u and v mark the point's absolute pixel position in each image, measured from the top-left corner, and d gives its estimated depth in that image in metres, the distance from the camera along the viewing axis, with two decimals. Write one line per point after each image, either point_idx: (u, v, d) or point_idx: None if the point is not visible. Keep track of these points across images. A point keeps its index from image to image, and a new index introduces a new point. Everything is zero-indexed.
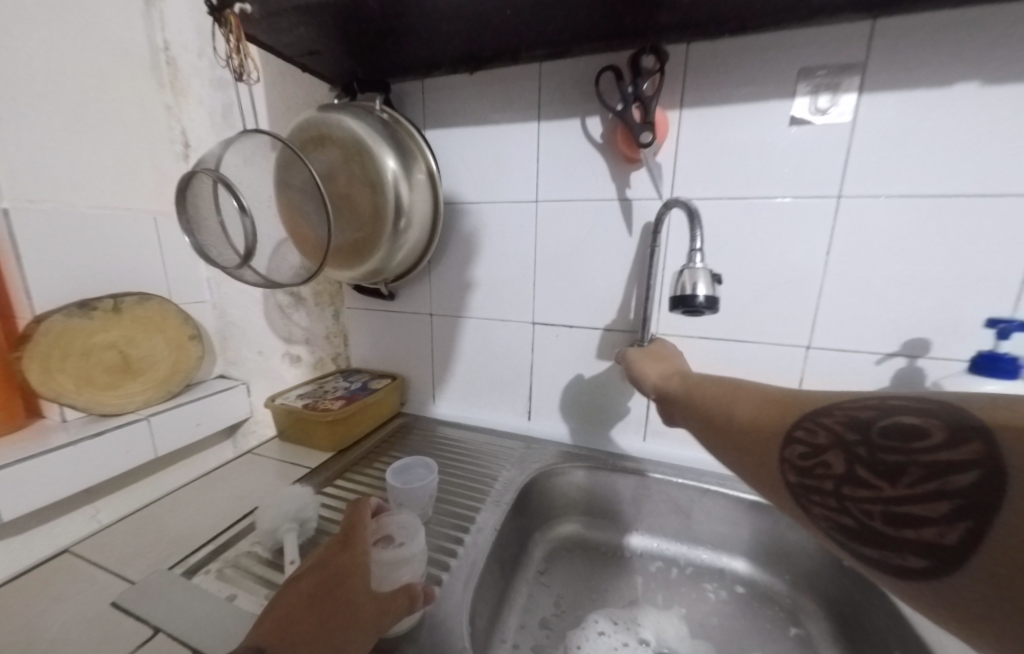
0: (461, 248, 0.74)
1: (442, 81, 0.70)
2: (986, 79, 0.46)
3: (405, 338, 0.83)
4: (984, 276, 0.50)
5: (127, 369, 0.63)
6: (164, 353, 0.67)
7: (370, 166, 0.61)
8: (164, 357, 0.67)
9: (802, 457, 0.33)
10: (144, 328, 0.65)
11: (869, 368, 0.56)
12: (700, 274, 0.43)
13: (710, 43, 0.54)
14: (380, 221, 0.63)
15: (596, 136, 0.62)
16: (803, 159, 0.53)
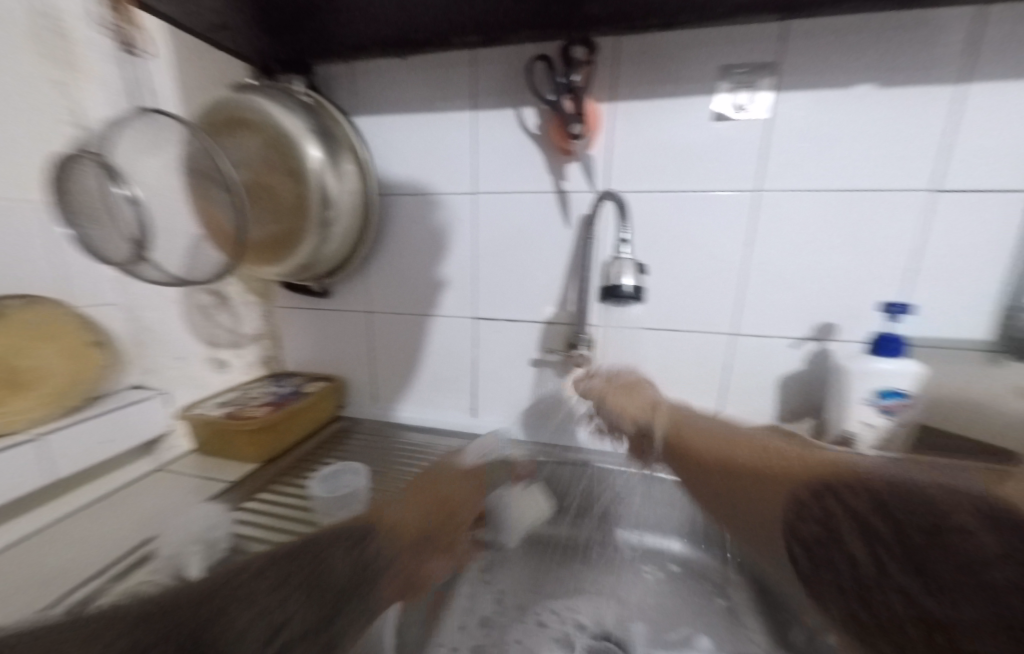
0: (396, 242, 0.71)
1: (370, 64, 0.66)
2: (877, 83, 0.50)
3: (342, 337, 0.79)
4: (880, 265, 0.54)
5: (7, 386, 0.46)
6: (60, 366, 0.49)
7: (290, 154, 0.57)
8: (61, 370, 0.49)
9: (809, 534, 0.41)
10: (30, 336, 0.47)
11: (786, 351, 0.60)
12: (627, 265, 0.44)
13: (639, 37, 0.55)
14: (304, 213, 0.59)
15: (531, 127, 0.61)
16: (725, 154, 0.55)
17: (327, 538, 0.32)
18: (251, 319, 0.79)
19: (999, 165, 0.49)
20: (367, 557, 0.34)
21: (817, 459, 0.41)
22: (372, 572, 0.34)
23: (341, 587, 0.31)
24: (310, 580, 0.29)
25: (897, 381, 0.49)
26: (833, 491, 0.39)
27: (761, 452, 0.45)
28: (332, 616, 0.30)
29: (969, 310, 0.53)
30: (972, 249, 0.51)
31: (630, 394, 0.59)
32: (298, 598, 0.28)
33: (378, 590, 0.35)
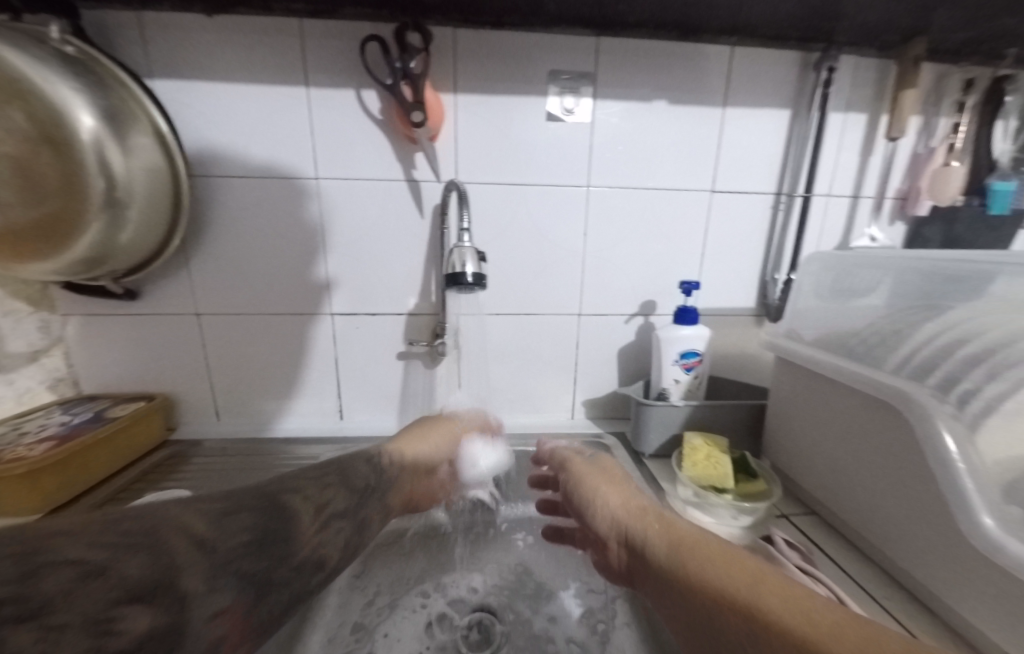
0: (225, 230, 0.61)
1: (166, 18, 0.55)
2: (670, 100, 0.61)
3: (162, 346, 0.66)
4: (682, 250, 0.67)
5: None
6: None
7: (45, 116, 0.45)
8: None
9: None
10: None
11: (621, 327, 0.69)
12: (467, 253, 0.47)
13: (475, 31, 0.56)
14: (78, 193, 0.47)
15: (374, 111, 0.58)
16: (560, 151, 0.61)
17: (270, 491, 0.33)
18: (19, 333, 0.62)
19: (750, 173, 0.64)
20: (296, 519, 0.31)
21: (808, 598, 0.29)
22: (300, 530, 0.31)
23: (271, 545, 0.29)
24: (273, 507, 0.31)
25: (694, 343, 0.62)
26: (799, 628, 0.27)
27: (752, 581, 0.31)
28: (266, 571, 0.28)
29: (742, 286, 0.69)
30: (738, 237, 0.67)
31: (614, 489, 0.47)
32: (235, 542, 0.26)
33: (311, 543, 0.32)
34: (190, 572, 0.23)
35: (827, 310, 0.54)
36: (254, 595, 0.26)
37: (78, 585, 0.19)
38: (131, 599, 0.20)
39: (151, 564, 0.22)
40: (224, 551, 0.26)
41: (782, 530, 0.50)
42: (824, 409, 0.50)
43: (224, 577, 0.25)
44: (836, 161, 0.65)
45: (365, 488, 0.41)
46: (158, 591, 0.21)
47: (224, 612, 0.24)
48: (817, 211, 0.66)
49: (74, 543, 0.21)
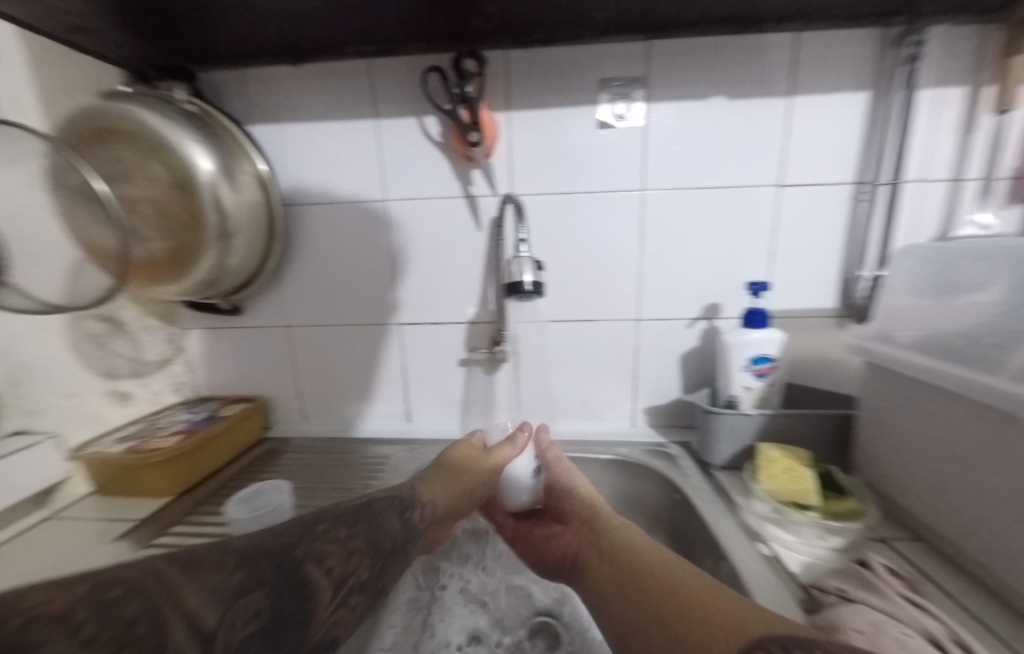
0: (309, 252, 0.69)
1: (263, 73, 0.64)
2: (728, 94, 0.58)
3: (260, 355, 0.76)
4: (748, 250, 0.63)
5: None
6: None
7: (175, 165, 0.54)
8: None
9: None
10: None
11: (683, 332, 0.67)
12: (525, 263, 0.49)
13: (526, 51, 0.59)
14: (198, 228, 0.56)
15: (435, 135, 0.63)
16: (613, 157, 0.61)
17: (290, 556, 0.32)
18: (153, 344, 0.73)
19: (825, 163, 0.59)
20: (312, 598, 0.32)
21: (707, 585, 0.34)
22: (316, 607, 0.32)
23: (281, 632, 0.29)
24: (290, 581, 0.31)
25: (766, 347, 0.58)
26: (691, 615, 0.32)
27: (670, 576, 0.36)
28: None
29: (821, 285, 0.63)
30: (813, 233, 0.62)
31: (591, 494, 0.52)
32: (243, 632, 0.27)
33: (323, 626, 0.32)
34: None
35: (925, 309, 0.48)
36: None
37: None
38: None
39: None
40: (233, 641, 0.26)
41: (879, 554, 0.45)
42: (927, 419, 0.44)
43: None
44: (931, 143, 0.58)
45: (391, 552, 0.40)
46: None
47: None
48: (908, 198, 0.59)
49: (59, 628, 0.21)
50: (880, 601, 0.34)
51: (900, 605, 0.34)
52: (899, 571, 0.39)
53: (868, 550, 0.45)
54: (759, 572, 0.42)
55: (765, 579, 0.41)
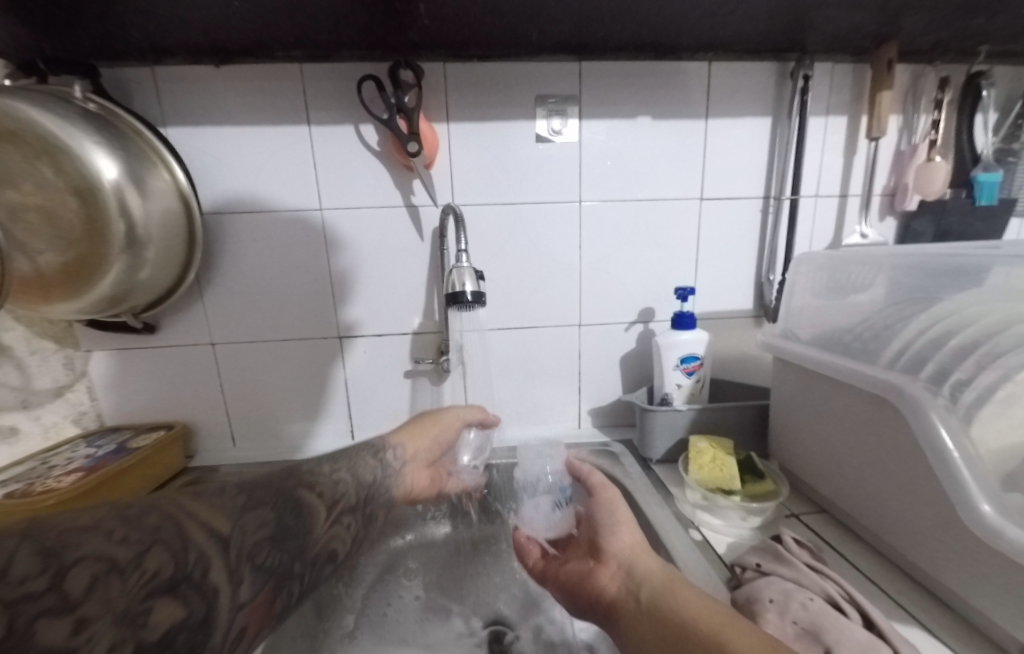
0: (236, 263, 0.65)
1: (178, 71, 0.59)
2: (654, 115, 0.63)
3: (179, 376, 0.69)
4: (676, 257, 0.68)
5: None
6: None
7: (70, 167, 0.48)
8: None
9: None
10: None
11: (622, 335, 0.71)
12: (466, 273, 0.50)
13: (463, 65, 0.60)
14: (99, 237, 0.50)
15: (372, 143, 0.62)
16: (551, 170, 0.64)
17: (284, 485, 0.33)
18: (47, 370, 0.64)
19: (737, 179, 0.66)
20: (309, 514, 0.33)
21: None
22: (313, 523, 0.32)
23: (287, 539, 0.30)
24: (288, 501, 0.32)
25: (694, 347, 0.63)
26: None
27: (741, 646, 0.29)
28: (283, 565, 0.29)
29: (738, 289, 0.70)
30: (730, 242, 0.68)
31: (419, 429, 0.55)
32: (256, 537, 0.28)
33: (322, 540, 0.33)
34: (216, 562, 0.25)
35: (820, 309, 0.55)
36: (270, 590, 0.27)
37: (101, 581, 0.20)
38: (162, 590, 0.22)
39: (178, 554, 0.24)
40: (247, 544, 0.27)
41: (792, 529, 0.50)
42: (825, 403, 0.50)
43: (243, 568, 0.26)
44: (821, 163, 0.66)
45: (373, 485, 0.42)
46: (198, 580, 0.24)
47: (246, 606, 0.25)
48: (805, 212, 0.68)
49: (96, 537, 0.22)
50: (789, 571, 0.38)
51: (805, 573, 0.38)
52: (805, 542, 0.44)
53: (783, 526, 0.50)
54: (692, 558, 0.45)
55: (698, 563, 0.44)
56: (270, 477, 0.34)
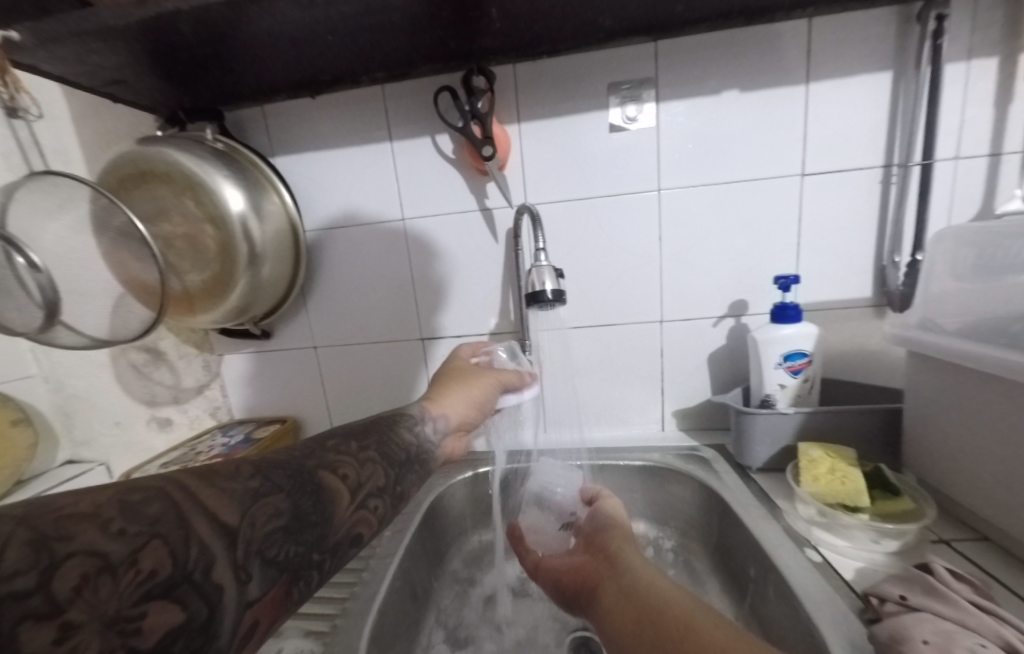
0: (332, 273, 0.71)
1: (283, 107, 0.67)
2: (742, 88, 0.58)
3: (290, 376, 0.78)
4: (772, 243, 0.61)
5: None
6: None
7: (203, 198, 0.56)
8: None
9: None
10: None
11: (710, 331, 0.65)
12: (545, 271, 0.49)
13: (533, 63, 0.60)
14: (228, 258, 0.58)
15: (448, 151, 0.64)
16: (628, 160, 0.61)
17: (305, 468, 0.33)
18: (191, 372, 0.76)
19: (849, 148, 0.58)
20: (331, 501, 0.32)
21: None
22: (334, 509, 0.32)
23: (304, 528, 0.30)
24: (307, 486, 0.32)
25: (799, 342, 0.56)
26: None
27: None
28: (301, 555, 0.29)
29: (854, 275, 0.61)
30: (840, 221, 0.59)
31: (458, 393, 0.55)
32: (266, 528, 0.28)
33: (345, 525, 0.33)
34: (221, 560, 0.24)
35: (970, 293, 0.45)
36: (285, 582, 0.27)
37: (91, 581, 0.20)
38: (160, 592, 0.21)
39: (180, 550, 0.23)
40: (256, 535, 0.27)
41: (942, 557, 0.41)
42: (985, 410, 0.41)
43: (253, 563, 0.26)
44: (962, 117, 0.55)
45: (406, 463, 0.42)
46: (200, 579, 0.23)
47: (254, 603, 0.25)
48: (942, 178, 0.57)
49: (94, 529, 0.21)
50: (945, 607, 0.32)
51: (970, 613, 0.31)
52: (964, 574, 0.36)
53: (930, 553, 0.42)
54: (813, 580, 0.40)
55: (817, 584, 0.39)
56: (291, 457, 0.34)
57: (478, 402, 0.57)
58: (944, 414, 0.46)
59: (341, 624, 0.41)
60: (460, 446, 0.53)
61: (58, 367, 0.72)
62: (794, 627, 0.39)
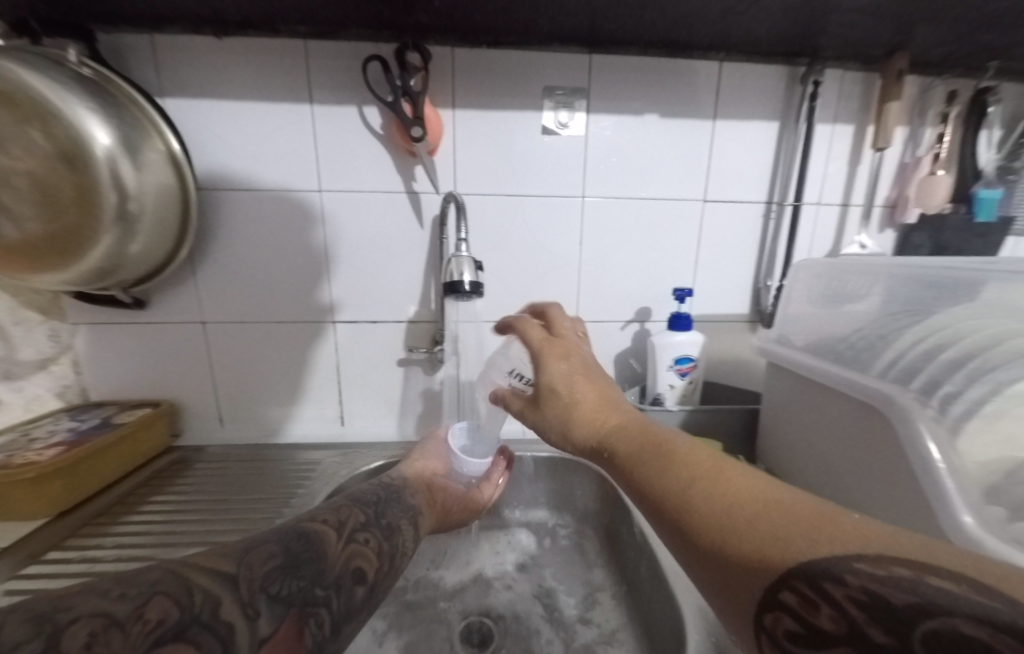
0: (228, 241, 0.63)
1: (177, 41, 0.57)
2: (661, 113, 0.63)
3: (167, 353, 0.67)
4: (676, 259, 0.68)
5: None
6: None
7: (59, 132, 0.46)
8: None
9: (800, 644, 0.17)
10: None
11: (617, 334, 0.70)
12: (465, 262, 0.49)
13: (472, 50, 0.59)
14: (88, 209, 0.49)
15: (375, 125, 0.61)
16: (557, 163, 0.63)
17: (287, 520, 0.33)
18: (31, 341, 0.63)
19: (741, 183, 0.66)
20: (320, 539, 0.32)
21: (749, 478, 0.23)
22: (325, 548, 0.32)
23: (301, 565, 0.29)
24: (294, 532, 0.32)
25: (689, 348, 0.63)
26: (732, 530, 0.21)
27: (716, 476, 0.24)
28: (304, 590, 0.28)
29: (736, 294, 0.70)
30: (730, 245, 0.68)
31: (418, 458, 0.59)
32: (264, 569, 0.27)
33: (340, 560, 0.33)
34: (227, 600, 0.24)
35: (815, 317, 0.54)
36: (295, 618, 0.27)
37: (99, 638, 0.19)
38: (170, 637, 0.21)
39: (182, 598, 0.23)
40: (256, 576, 0.26)
41: None
42: (816, 414, 0.51)
43: (259, 600, 0.26)
44: (825, 171, 0.66)
45: (379, 503, 0.43)
46: (209, 619, 0.23)
47: (266, 643, 0.24)
48: (807, 219, 0.68)
49: (92, 597, 0.21)
50: None
51: None
52: None
53: None
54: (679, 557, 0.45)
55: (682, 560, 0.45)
56: None
57: (433, 456, 0.60)
58: (788, 416, 0.55)
59: None
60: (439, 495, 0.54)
61: None
62: (663, 600, 0.44)
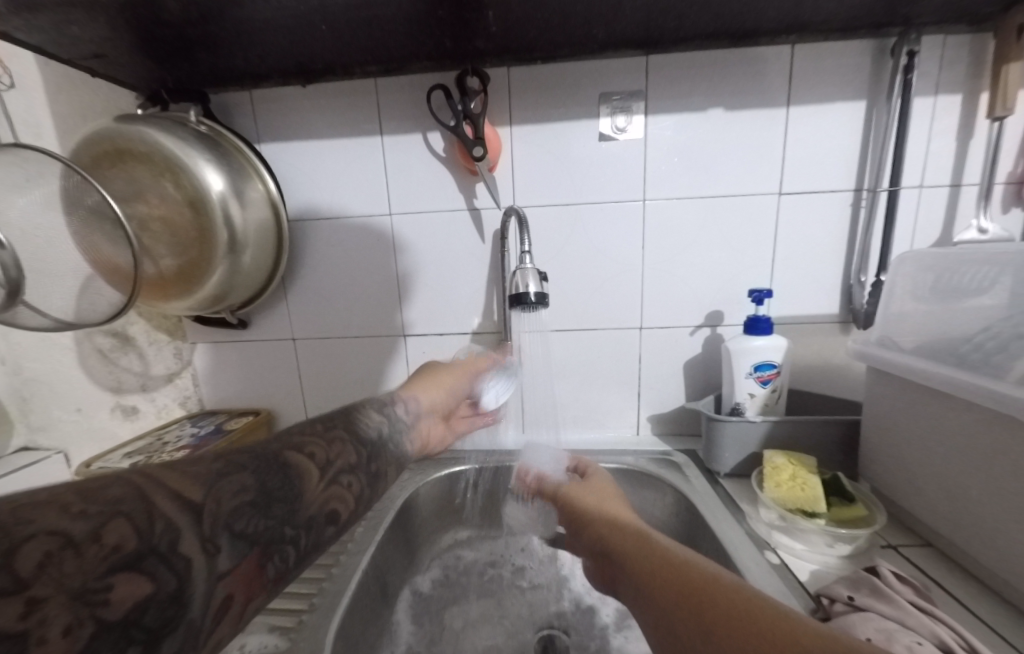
0: (314, 265, 0.70)
1: (270, 93, 0.65)
2: (726, 106, 0.60)
3: (265, 367, 0.76)
4: (750, 258, 0.64)
5: None
6: None
7: (185, 183, 0.55)
8: None
9: None
10: None
11: (686, 340, 0.67)
12: (529, 274, 0.50)
13: (527, 67, 0.60)
14: (206, 245, 0.57)
15: (438, 150, 0.64)
16: (615, 169, 0.62)
17: (271, 449, 0.34)
18: (160, 359, 0.73)
19: (823, 171, 0.60)
20: (300, 478, 0.33)
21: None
22: (305, 486, 0.33)
23: (272, 503, 0.30)
24: (275, 466, 0.32)
25: (770, 354, 0.58)
26: None
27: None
28: (271, 530, 0.29)
29: (823, 293, 0.64)
30: (812, 240, 0.62)
31: (435, 382, 0.56)
32: (233, 505, 0.28)
33: (317, 501, 0.33)
34: (188, 535, 0.25)
35: (926, 315, 0.48)
36: (256, 555, 0.28)
37: (54, 558, 0.20)
38: (125, 565, 0.22)
39: (142, 526, 0.24)
40: (222, 512, 0.27)
41: (890, 562, 0.44)
42: (935, 425, 0.44)
43: (220, 537, 0.26)
44: (927, 149, 0.59)
45: (376, 443, 0.42)
46: (167, 553, 0.24)
47: (227, 575, 0.26)
48: (907, 204, 0.60)
49: (53, 510, 0.22)
50: (890, 608, 0.34)
51: (911, 613, 0.33)
52: (907, 577, 0.39)
53: (879, 558, 0.44)
54: (773, 581, 0.42)
55: (776, 584, 0.41)
56: (256, 443, 0.34)
57: (452, 391, 0.58)
58: (897, 428, 0.49)
59: (307, 619, 0.41)
60: (433, 436, 0.55)
61: (16, 348, 0.68)
62: None
